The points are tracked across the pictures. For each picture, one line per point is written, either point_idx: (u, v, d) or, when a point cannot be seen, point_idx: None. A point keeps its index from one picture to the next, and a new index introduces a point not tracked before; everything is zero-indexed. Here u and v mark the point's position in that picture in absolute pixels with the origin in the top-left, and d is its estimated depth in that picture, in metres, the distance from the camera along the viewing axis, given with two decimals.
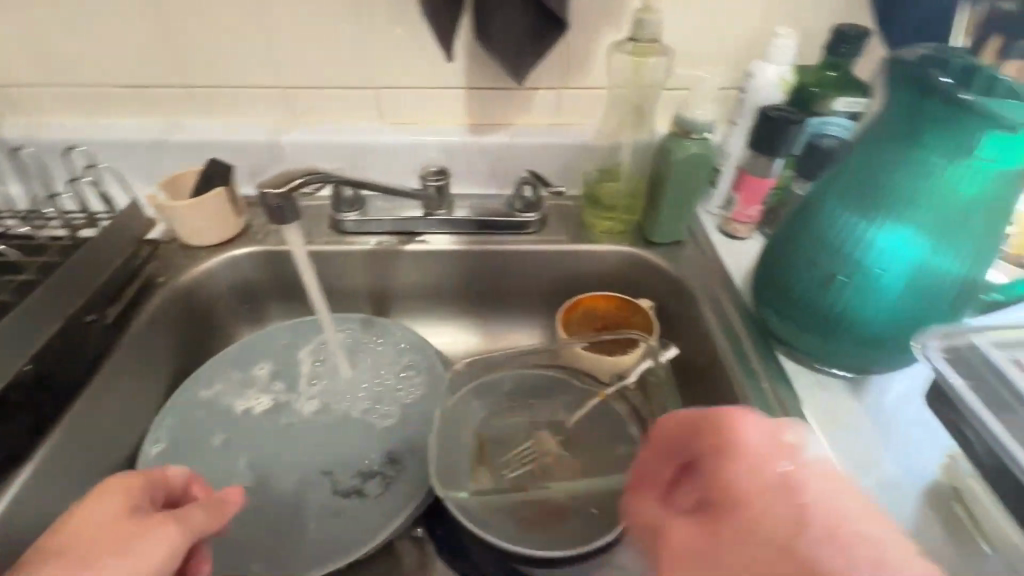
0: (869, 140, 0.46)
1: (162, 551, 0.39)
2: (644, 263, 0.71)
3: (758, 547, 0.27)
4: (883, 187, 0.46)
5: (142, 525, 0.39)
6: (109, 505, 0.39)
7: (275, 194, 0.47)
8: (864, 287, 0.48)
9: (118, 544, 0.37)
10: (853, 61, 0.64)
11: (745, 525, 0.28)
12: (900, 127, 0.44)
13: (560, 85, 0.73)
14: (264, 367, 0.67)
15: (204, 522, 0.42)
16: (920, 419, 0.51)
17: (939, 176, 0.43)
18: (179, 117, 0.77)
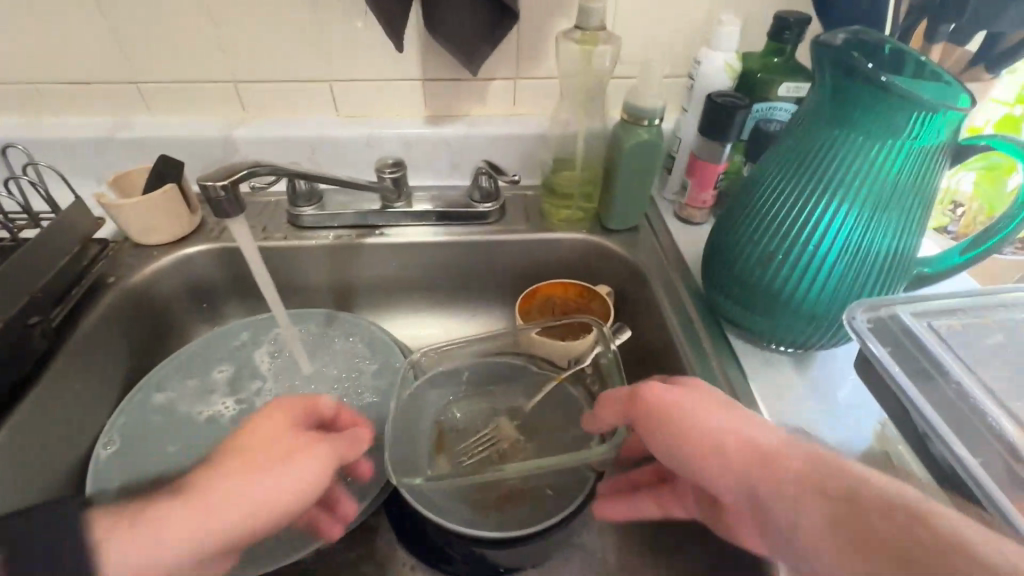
0: (806, 120, 0.48)
1: (319, 471, 0.42)
2: (600, 250, 0.72)
3: (710, 402, 0.39)
4: (816, 164, 0.48)
5: (298, 445, 0.42)
6: (274, 422, 0.43)
7: (216, 187, 0.47)
8: (802, 265, 0.50)
9: (287, 458, 0.40)
10: (796, 47, 0.65)
11: (704, 392, 0.40)
12: (830, 106, 0.46)
13: (512, 75, 0.73)
14: (224, 369, 0.66)
15: (346, 448, 0.44)
16: (856, 391, 0.53)
17: (867, 153, 0.45)
18: (129, 114, 0.76)
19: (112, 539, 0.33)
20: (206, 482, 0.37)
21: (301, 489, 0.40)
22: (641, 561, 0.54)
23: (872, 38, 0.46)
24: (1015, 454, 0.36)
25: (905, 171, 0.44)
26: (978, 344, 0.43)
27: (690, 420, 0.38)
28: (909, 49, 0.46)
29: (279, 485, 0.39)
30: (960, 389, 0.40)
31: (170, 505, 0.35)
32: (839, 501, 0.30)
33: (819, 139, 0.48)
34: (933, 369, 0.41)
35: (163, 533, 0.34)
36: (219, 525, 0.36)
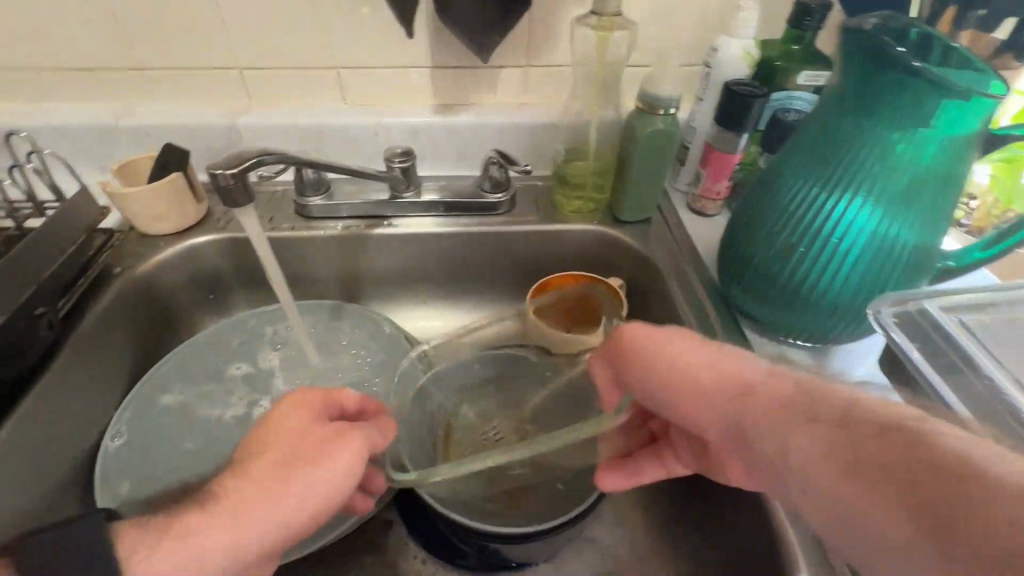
0: (829, 108, 0.47)
1: (348, 469, 0.41)
2: (612, 241, 0.71)
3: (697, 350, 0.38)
4: (838, 155, 0.46)
5: (328, 438, 0.42)
6: (297, 417, 0.43)
7: (226, 175, 0.46)
8: (823, 258, 0.48)
9: (310, 461, 0.40)
10: (816, 34, 0.63)
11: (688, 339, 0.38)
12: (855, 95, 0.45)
13: (524, 63, 0.72)
14: (238, 367, 0.66)
15: (376, 440, 0.44)
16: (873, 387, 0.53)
17: (892, 144, 0.44)
18: (132, 102, 0.74)
19: (155, 549, 0.34)
20: (235, 492, 0.38)
21: (334, 487, 0.40)
22: (655, 556, 0.53)
23: (901, 24, 0.45)
24: None
25: (933, 161, 0.43)
26: (1008, 339, 0.42)
27: (673, 368, 0.37)
28: (937, 34, 0.45)
29: (306, 489, 0.39)
30: (991, 384, 0.39)
31: (204, 516, 0.36)
32: (830, 427, 0.29)
33: (843, 128, 0.46)
34: (962, 364, 0.41)
35: (204, 542, 0.35)
36: (260, 531, 0.37)
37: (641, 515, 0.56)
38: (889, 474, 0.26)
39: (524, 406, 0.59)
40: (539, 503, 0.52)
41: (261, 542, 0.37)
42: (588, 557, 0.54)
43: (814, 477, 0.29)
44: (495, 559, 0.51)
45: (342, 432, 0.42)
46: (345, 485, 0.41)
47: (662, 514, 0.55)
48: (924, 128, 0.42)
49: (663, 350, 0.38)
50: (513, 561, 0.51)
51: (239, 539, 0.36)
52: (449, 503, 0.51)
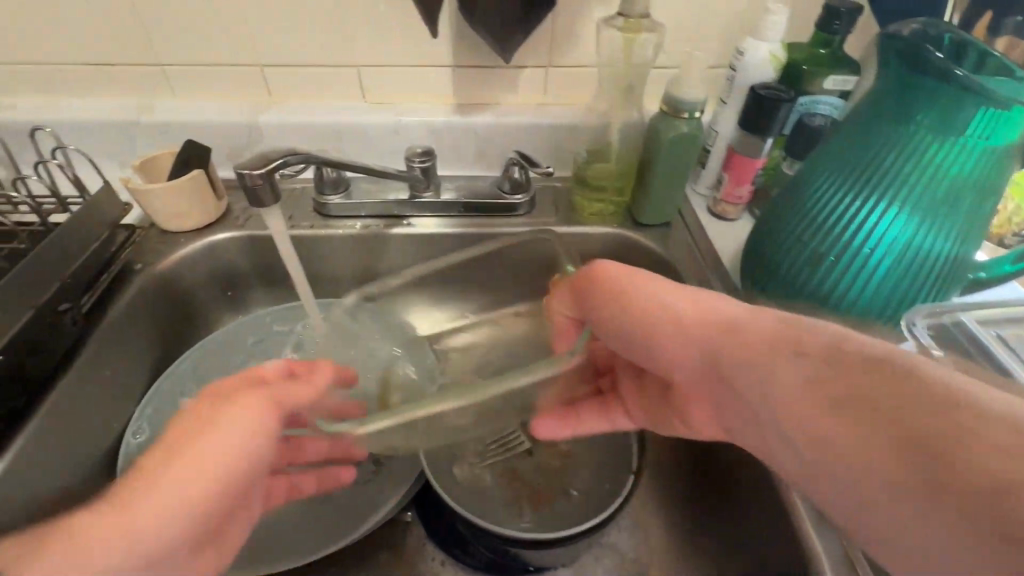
0: (865, 116, 0.47)
1: (252, 427, 0.38)
2: (632, 245, 0.71)
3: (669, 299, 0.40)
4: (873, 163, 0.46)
5: (221, 403, 0.39)
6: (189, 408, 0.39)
7: (254, 175, 0.46)
8: (855, 267, 0.48)
9: (204, 436, 0.36)
10: (844, 38, 0.63)
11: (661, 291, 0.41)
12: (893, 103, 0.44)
13: (545, 63, 0.71)
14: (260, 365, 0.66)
15: (286, 395, 0.41)
16: None
17: (929, 154, 0.43)
18: (153, 98, 0.74)
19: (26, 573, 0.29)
20: (122, 490, 0.34)
21: (234, 449, 0.37)
22: (674, 564, 0.53)
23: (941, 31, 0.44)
24: None
25: (972, 170, 0.42)
26: None
27: (640, 311, 0.40)
28: (972, 40, 0.44)
29: (201, 458, 0.35)
30: None
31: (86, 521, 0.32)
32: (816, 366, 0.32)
33: (880, 136, 0.46)
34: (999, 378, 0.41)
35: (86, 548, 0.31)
36: (159, 514, 0.33)
37: (660, 522, 0.56)
38: (905, 429, 0.28)
39: None
40: (561, 508, 0.52)
41: (190, 523, 0.35)
42: (606, 563, 0.53)
43: (817, 421, 0.31)
44: (514, 563, 0.51)
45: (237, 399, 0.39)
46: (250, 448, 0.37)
47: (682, 521, 0.55)
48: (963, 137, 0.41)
49: (626, 293, 0.41)
50: (531, 566, 0.51)
51: (166, 527, 0.34)
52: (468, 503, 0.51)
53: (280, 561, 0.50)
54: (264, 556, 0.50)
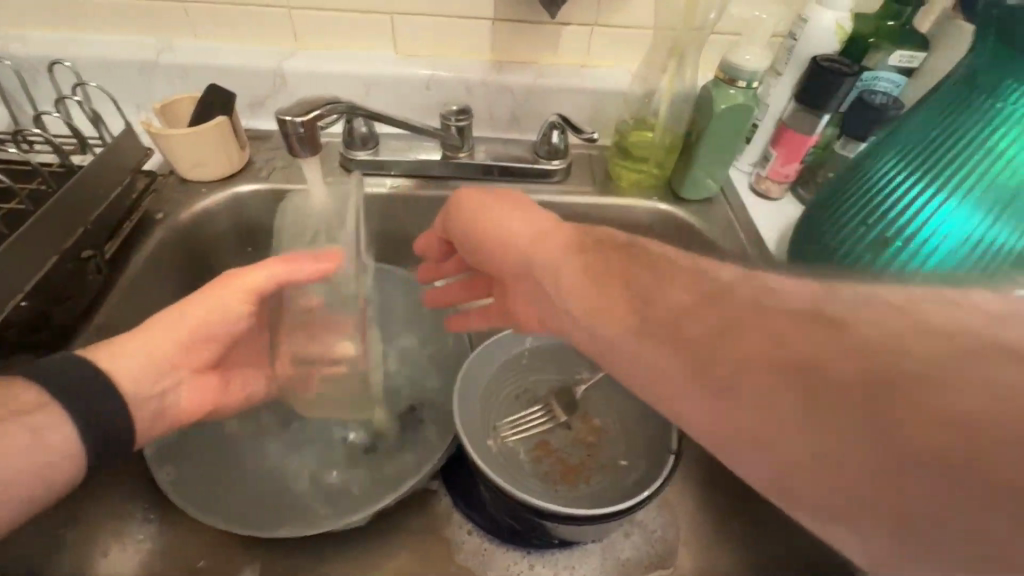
0: (941, 108, 0.46)
1: (215, 308, 0.49)
2: (671, 219, 0.67)
3: (508, 210, 0.44)
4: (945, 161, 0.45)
5: (225, 289, 0.49)
6: (30, 245, 0.47)
7: (295, 122, 0.44)
8: (923, 256, 0.46)
9: (188, 305, 0.48)
10: (914, 11, 0.59)
11: (505, 199, 0.46)
12: (983, 103, 0.43)
13: (593, 21, 0.67)
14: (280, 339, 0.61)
15: (217, 293, 0.49)
16: None
17: (991, 139, 0.43)
18: (173, 37, 0.70)
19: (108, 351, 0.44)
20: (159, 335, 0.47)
21: (213, 319, 0.49)
22: (703, 543, 0.53)
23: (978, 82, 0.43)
24: None
25: None
26: None
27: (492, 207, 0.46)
28: None
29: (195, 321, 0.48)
30: None
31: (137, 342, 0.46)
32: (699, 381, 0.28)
33: (950, 127, 0.45)
34: None
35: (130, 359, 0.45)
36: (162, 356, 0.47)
37: (690, 506, 0.55)
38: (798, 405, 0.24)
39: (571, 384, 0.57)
40: (596, 484, 0.51)
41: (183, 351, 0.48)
42: (635, 541, 0.53)
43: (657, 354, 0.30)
44: (542, 536, 0.50)
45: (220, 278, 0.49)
46: (184, 316, 0.48)
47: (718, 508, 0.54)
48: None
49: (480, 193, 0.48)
50: (558, 540, 0.49)
51: (173, 345, 0.47)
52: (504, 474, 0.50)
53: (307, 523, 0.49)
54: (292, 518, 0.49)
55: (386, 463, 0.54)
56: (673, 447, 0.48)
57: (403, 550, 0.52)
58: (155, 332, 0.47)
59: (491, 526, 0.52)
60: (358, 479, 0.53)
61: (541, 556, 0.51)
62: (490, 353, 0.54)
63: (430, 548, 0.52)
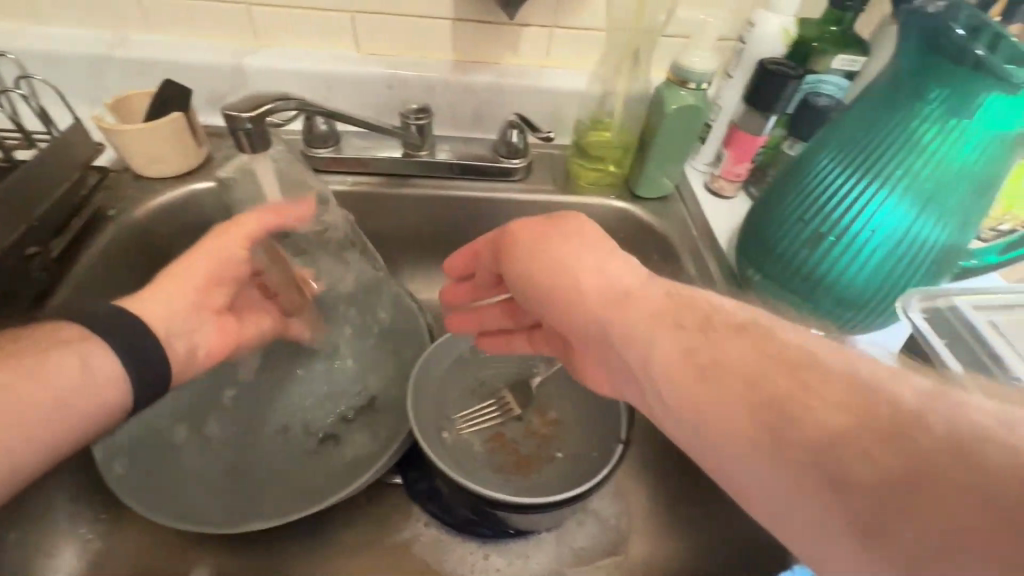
0: (870, 106, 0.46)
1: (218, 252, 0.49)
2: (628, 217, 0.69)
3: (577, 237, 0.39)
4: (871, 160, 0.46)
5: (222, 239, 0.49)
6: None
7: (244, 116, 0.44)
8: (854, 248, 0.47)
9: (190, 255, 0.48)
10: (855, 18, 0.62)
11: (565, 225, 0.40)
12: (905, 102, 0.43)
13: (550, 23, 0.68)
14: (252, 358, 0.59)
15: (215, 240, 0.49)
16: None
17: (915, 139, 0.43)
18: (128, 32, 0.69)
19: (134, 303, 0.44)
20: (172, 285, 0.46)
21: (221, 262, 0.49)
22: (654, 532, 0.54)
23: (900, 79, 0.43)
24: None
25: (986, 155, 0.42)
26: None
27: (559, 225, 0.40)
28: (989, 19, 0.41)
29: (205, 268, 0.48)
30: None
31: (152, 292, 0.45)
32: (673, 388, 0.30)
33: (879, 125, 0.45)
34: (989, 361, 0.40)
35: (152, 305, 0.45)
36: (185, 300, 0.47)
37: (643, 496, 0.57)
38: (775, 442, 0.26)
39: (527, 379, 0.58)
40: (548, 474, 0.52)
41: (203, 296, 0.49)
42: (589, 530, 0.54)
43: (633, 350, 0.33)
44: (496, 526, 0.50)
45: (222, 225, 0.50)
46: (197, 265, 0.48)
47: (669, 497, 0.56)
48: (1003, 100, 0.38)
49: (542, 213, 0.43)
50: (512, 530, 0.50)
51: (192, 289, 0.47)
52: (458, 466, 0.50)
53: (260, 519, 0.49)
54: (245, 515, 0.49)
55: (342, 458, 0.54)
56: (622, 438, 0.49)
57: (360, 545, 0.52)
58: (168, 279, 0.47)
59: (448, 519, 0.52)
60: (314, 473, 0.53)
61: (496, 547, 0.52)
62: (446, 349, 0.55)
63: (386, 542, 0.52)
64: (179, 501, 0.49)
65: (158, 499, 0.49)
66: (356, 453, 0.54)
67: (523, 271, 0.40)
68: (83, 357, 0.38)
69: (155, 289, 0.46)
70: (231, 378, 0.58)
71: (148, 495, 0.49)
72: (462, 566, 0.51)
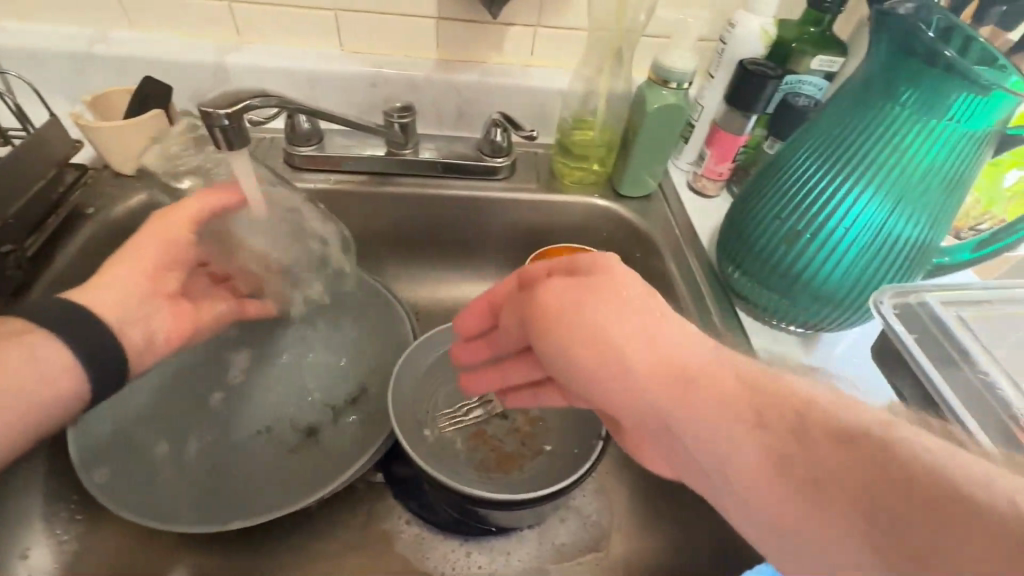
0: (845, 105, 0.47)
1: (165, 238, 0.47)
2: (611, 215, 0.69)
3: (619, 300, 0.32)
4: (845, 159, 0.46)
5: (166, 225, 0.47)
6: None
7: (220, 113, 0.44)
8: (828, 245, 0.48)
9: (135, 240, 0.47)
10: (834, 18, 0.62)
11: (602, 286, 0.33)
12: (879, 102, 0.44)
13: (534, 22, 0.68)
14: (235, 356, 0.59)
15: (159, 225, 0.47)
16: (859, 373, 0.53)
17: (888, 139, 0.44)
18: (107, 28, 0.68)
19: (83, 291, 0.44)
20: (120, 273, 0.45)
21: (169, 249, 0.48)
22: (635, 527, 0.55)
23: (874, 80, 0.44)
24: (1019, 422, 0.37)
25: (957, 156, 0.42)
26: (1002, 335, 0.42)
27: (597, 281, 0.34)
28: (961, 24, 0.41)
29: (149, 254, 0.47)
30: (985, 379, 0.39)
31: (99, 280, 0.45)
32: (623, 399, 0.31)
33: (853, 124, 0.46)
34: (958, 356, 0.41)
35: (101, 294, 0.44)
36: (133, 287, 0.46)
37: (624, 492, 0.57)
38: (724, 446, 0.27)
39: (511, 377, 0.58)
40: (529, 470, 0.52)
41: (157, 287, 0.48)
42: (571, 527, 0.54)
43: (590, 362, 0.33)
44: (477, 524, 0.50)
45: (162, 213, 0.48)
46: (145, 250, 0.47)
47: (650, 495, 0.56)
48: (972, 101, 0.39)
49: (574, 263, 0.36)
50: (493, 527, 0.50)
51: (142, 277, 0.46)
52: (439, 464, 0.50)
53: (239, 517, 0.48)
54: (224, 514, 0.49)
55: (323, 456, 0.54)
56: (602, 434, 0.49)
57: (341, 544, 0.52)
58: (116, 266, 0.46)
59: (430, 517, 0.52)
60: (296, 471, 0.53)
61: (478, 544, 0.52)
62: (428, 347, 0.56)
63: (367, 540, 0.52)
64: (157, 502, 0.49)
65: (136, 499, 0.48)
66: (338, 451, 0.54)
67: (555, 342, 0.33)
68: (29, 349, 0.39)
69: (105, 278, 0.45)
70: (212, 377, 0.57)
71: (125, 496, 0.48)
72: (443, 564, 0.51)
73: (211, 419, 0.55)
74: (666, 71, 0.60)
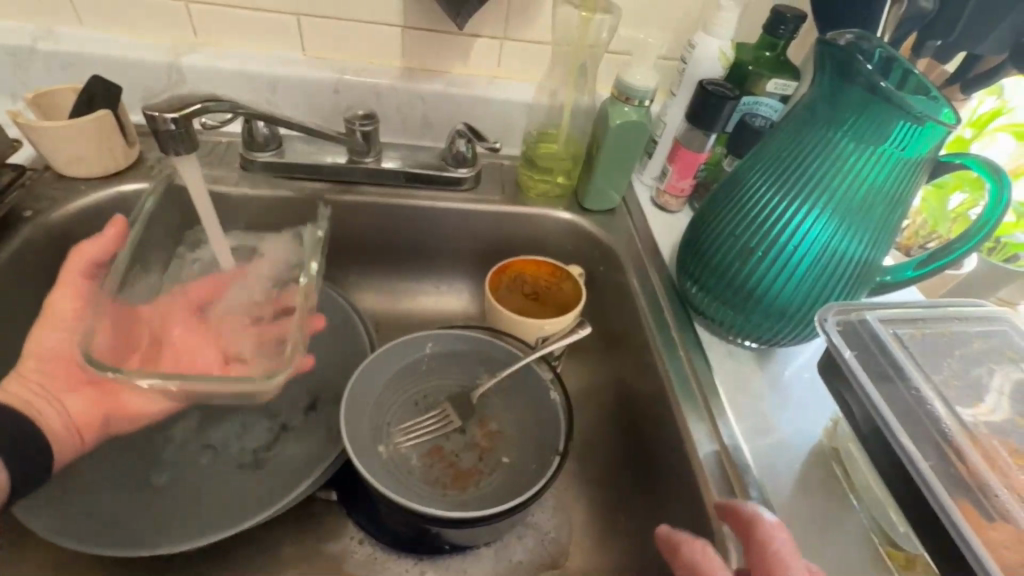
0: (793, 129, 0.48)
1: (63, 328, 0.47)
2: (574, 228, 0.70)
3: None
4: (794, 180, 0.48)
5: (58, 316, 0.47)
6: None
7: (165, 118, 0.42)
8: (779, 262, 0.49)
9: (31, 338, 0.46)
10: (788, 43, 0.65)
11: None
12: (823, 127, 0.46)
13: (500, 34, 0.69)
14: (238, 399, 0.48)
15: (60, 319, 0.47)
16: (809, 390, 0.54)
17: (832, 162, 0.45)
18: (53, 23, 0.65)
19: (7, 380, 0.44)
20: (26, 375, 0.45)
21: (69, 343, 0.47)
22: (593, 544, 0.55)
23: (818, 105, 0.46)
24: (946, 438, 0.38)
25: (896, 180, 0.44)
26: (937, 353, 0.44)
27: None
28: (899, 56, 0.44)
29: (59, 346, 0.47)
30: (917, 395, 0.41)
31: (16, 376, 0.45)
32: None
33: (800, 148, 0.48)
34: (892, 371, 0.42)
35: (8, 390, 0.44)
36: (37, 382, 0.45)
37: (582, 506, 0.57)
38: None
39: (471, 390, 0.57)
40: (485, 486, 0.52)
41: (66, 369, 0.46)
42: (527, 543, 0.54)
43: None
44: (431, 542, 0.49)
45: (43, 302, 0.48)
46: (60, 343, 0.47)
47: (607, 509, 0.56)
48: (907, 127, 0.41)
49: None
50: (447, 545, 0.49)
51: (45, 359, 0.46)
52: (393, 480, 0.49)
53: (179, 537, 0.46)
54: (165, 532, 0.47)
55: (274, 472, 0.52)
56: (560, 449, 0.49)
57: (287, 564, 0.50)
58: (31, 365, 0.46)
59: (383, 535, 0.51)
60: (244, 486, 0.51)
61: (433, 562, 0.51)
62: (385, 360, 0.54)
63: (317, 561, 0.51)
64: (90, 521, 0.46)
65: (74, 515, 0.46)
66: (292, 466, 0.52)
67: None
68: None
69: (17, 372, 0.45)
70: None
71: (58, 511, 0.46)
72: None
73: (153, 434, 0.53)
74: (627, 86, 0.60)
